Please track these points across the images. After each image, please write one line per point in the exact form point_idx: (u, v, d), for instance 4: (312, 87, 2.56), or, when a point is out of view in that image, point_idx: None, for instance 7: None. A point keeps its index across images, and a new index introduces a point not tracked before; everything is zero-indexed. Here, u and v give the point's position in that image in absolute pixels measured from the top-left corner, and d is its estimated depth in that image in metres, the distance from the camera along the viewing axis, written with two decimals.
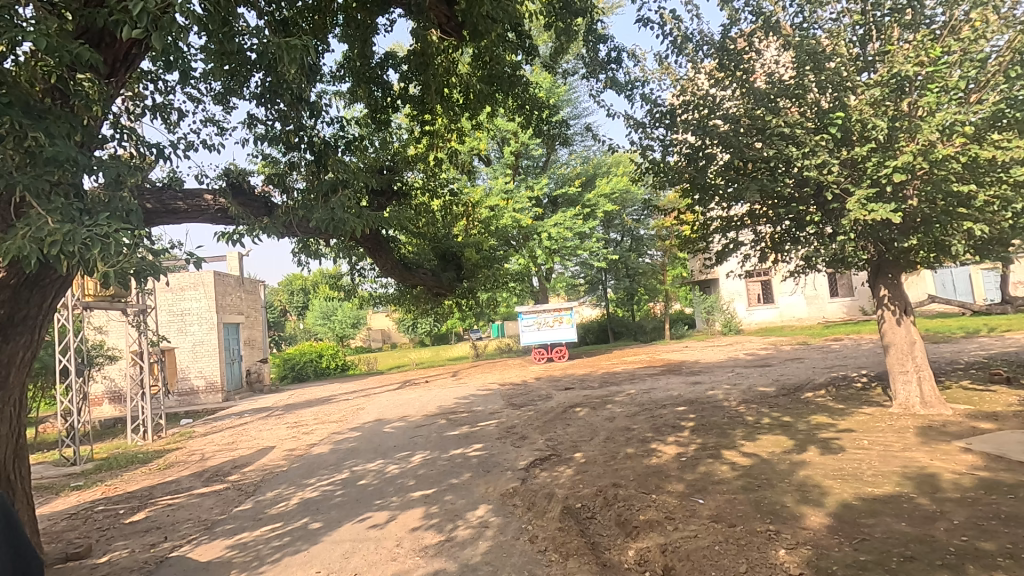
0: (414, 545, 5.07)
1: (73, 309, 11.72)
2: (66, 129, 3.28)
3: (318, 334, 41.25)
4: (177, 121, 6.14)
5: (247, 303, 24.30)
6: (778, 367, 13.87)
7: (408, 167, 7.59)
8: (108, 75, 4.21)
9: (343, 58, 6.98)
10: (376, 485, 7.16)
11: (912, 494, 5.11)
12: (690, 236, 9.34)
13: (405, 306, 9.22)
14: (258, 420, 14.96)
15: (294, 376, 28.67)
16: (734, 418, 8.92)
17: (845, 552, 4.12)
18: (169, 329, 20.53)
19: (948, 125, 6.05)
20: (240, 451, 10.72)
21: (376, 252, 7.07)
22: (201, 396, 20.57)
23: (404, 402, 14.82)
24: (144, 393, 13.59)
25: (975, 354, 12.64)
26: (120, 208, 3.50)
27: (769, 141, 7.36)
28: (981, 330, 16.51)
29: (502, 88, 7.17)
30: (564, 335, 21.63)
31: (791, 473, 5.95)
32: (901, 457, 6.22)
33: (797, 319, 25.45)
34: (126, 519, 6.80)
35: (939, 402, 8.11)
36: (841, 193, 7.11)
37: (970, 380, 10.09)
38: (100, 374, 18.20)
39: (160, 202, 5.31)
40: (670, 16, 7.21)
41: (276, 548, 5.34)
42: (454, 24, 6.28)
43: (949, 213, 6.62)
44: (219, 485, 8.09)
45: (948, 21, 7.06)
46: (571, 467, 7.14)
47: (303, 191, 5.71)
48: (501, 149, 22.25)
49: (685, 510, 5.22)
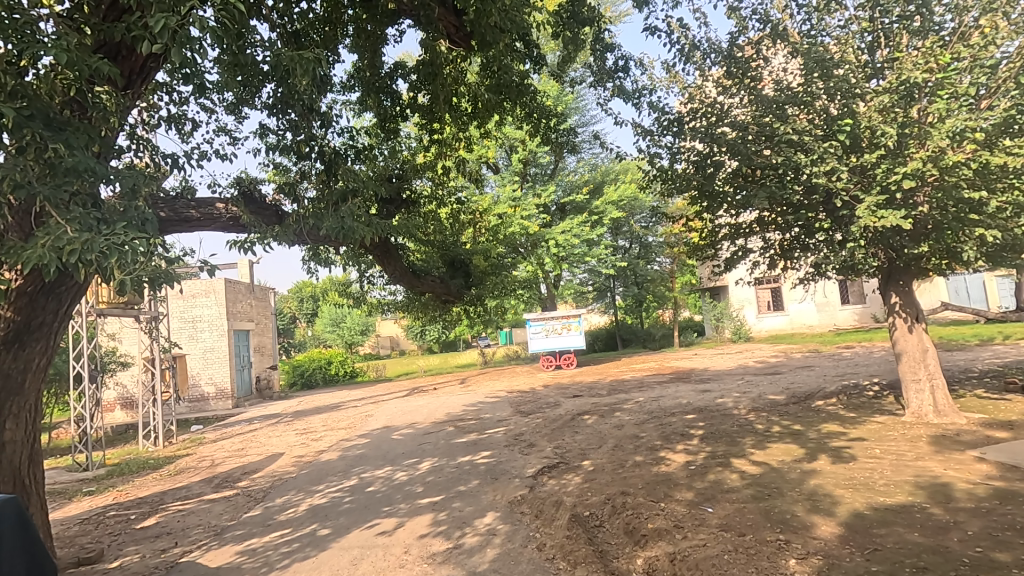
0: (421, 553, 5.07)
1: (87, 316, 11.93)
2: (86, 140, 3.35)
3: (327, 341, 41.45)
4: (190, 131, 6.22)
5: (258, 310, 24.55)
6: (789, 374, 13.77)
7: (416, 175, 7.71)
8: (125, 87, 4.29)
9: (354, 68, 7.09)
10: (384, 492, 7.18)
11: (925, 503, 5.05)
12: (698, 243, 9.30)
13: (414, 311, 9.29)
14: (267, 427, 15.02)
15: (303, 383, 28.83)
16: (743, 426, 8.85)
17: (856, 563, 4.07)
18: (181, 336, 20.70)
19: (959, 132, 6.01)
20: (249, 457, 10.80)
21: (385, 260, 7.16)
22: (212, 402, 20.70)
23: (413, 410, 14.79)
24: (155, 399, 13.71)
25: (990, 362, 12.47)
26: (135, 217, 3.58)
27: (777, 148, 7.39)
28: (995, 337, 16.29)
29: (510, 97, 7.23)
30: (572, 343, 21.55)
31: (801, 482, 5.90)
32: (914, 466, 6.14)
33: (808, 326, 25.26)
34: (138, 524, 6.87)
35: (953, 410, 7.98)
36: (851, 200, 7.05)
37: (985, 388, 9.96)
38: (113, 381, 18.45)
39: (173, 211, 5.43)
40: (678, 24, 7.26)
41: (285, 554, 5.36)
42: (462, 34, 6.31)
43: (960, 219, 6.55)
44: (229, 491, 8.14)
45: (958, 28, 7.00)
46: (579, 475, 7.11)
47: (314, 200, 5.76)
48: (509, 157, 22.42)
49: (695, 519, 5.19)
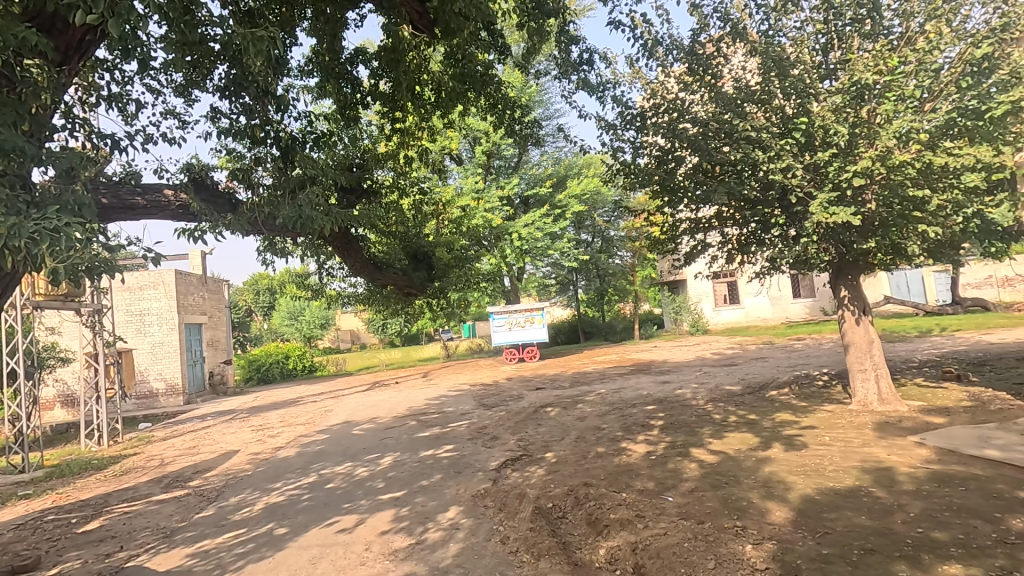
0: (383, 549, 4.97)
1: (22, 309, 11.23)
2: (14, 117, 3.10)
3: (284, 334, 40.50)
4: (135, 113, 5.80)
5: (211, 303, 23.67)
6: (745, 365, 14.25)
7: (378, 165, 7.51)
8: (60, 63, 3.98)
9: (311, 53, 6.86)
10: (345, 488, 7.02)
11: (871, 487, 5.28)
12: (659, 237, 9.47)
13: (375, 305, 9.10)
14: (222, 424, 14.50)
15: (259, 378, 28.07)
16: (702, 416, 9.08)
17: (809, 546, 4.21)
18: (128, 330, 19.79)
19: (904, 132, 6.29)
20: (202, 455, 10.39)
21: (346, 251, 6.89)
22: (161, 399, 19.83)
23: (374, 404, 14.57)
24: (99, 396, 13.04)
25: (928, 353, 13.22)
26: (71, 202, 3.33)
27: (736, 144, 7.59)
28: (933, 329, 17.29)
29: (474, 87, 7.13)
30: (535, 335, 21.63)
31: (756, 470, 6.08)
32: (861, 453, 6.40)
33: (762, 318, 26.21)
34: (79, 528, 6.50)
35: (896, 399, 8.36)
36: (805, 197, 7.30)
37: (924, 377, 10.51)
38: (53, 377, 17.48)
39: (116, 197, 5.05)
40: (640, 20, 7.32)
41: (240, 555, 5.17)
42: (426, 22, 6.09)
43: (905, 216, 6.85)
44: (179, 491, 7.81)
45: (904, 33, 7.29)
46: (543, 467, 7.15)
47: (269, 188, 5.48)
48: (473, 149, 22.27)
49: (655, 508, 5.27)
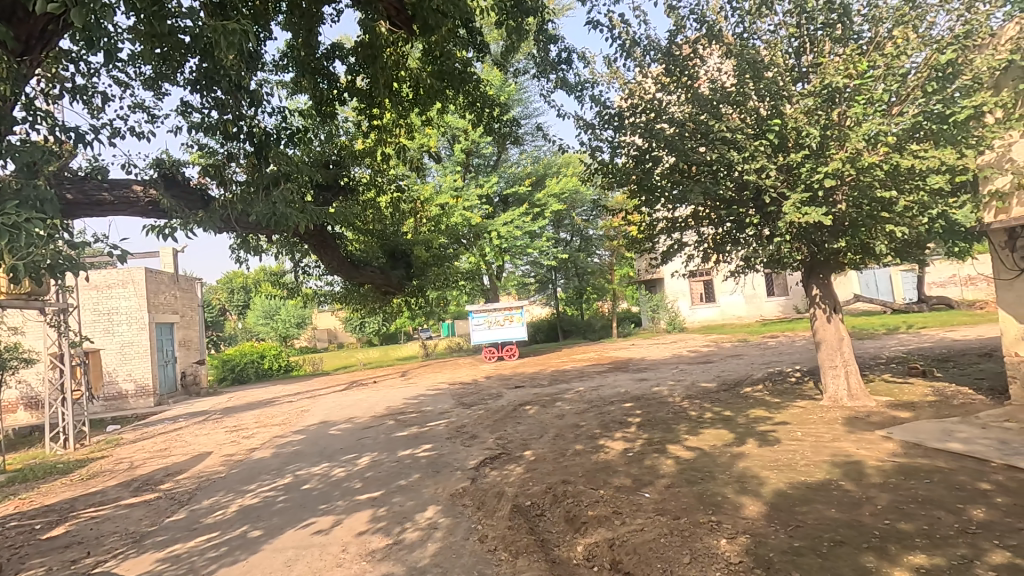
0: (360, 550, 4.92)
1: None
2: None
3: (260, 334, 39.80)
4: (101, 106, 5.61)
5: (183, 302, 23.13)
6: (720, 363, 14.49)
7: (355, 162, 7.41)
8: (21, 53, 3.85)
9: (286, 47, 6.73)
10: (321, 489, 6.94)
11: (840, 480, 5.42)
12: (637, 237, 9.57)
13: (352, 304, 8.99)
14: (194, 425, 14.18)
15: (233, 378, 27.53)
16: (678, 413, 9.20)
17: (781, 539, 4.30)
18: (95, 329, 19.23)
19: (872, 135, 6.46)
20: (173, 458, 10.15)
21: (322, 248, 6.78)
22: (131, 400, 19.32)
23: (351, 404, 14.41)
24: (64, 398, 12.63)
25: (895, 349, 13.61)
26: (32, 197, 3.20)
27: (712, 144, 7.69)
28: (900, 326, 17.81)
29: (453, 85, 7.10)
30: (514, 333, 21.65)
31: (730, 465, 6.19)
32: (831, 447, 6.57)
33: (737, 317, 26.65)
34: (43, 535, 6.29)
35: (864, 394, 8.60)
36: (778, 197, 7.44)
37: (891, 373, 10.82)
38: (15, 379, 16.90)
39: (82, 193, 4.88)
40: (618, 20, 7.36)
41: (212, 559, 5.06)
42: (403, 18, 5.94)
43: (873, 216, 7.03)
44: (149, 495, 7.61)
45: (873, 38, 7.47)
46: (521, 465, 7.16)
47: (242, 184, 5.36)
48: (451, 147, 22.16)
49: (632, 504, 5.33)
